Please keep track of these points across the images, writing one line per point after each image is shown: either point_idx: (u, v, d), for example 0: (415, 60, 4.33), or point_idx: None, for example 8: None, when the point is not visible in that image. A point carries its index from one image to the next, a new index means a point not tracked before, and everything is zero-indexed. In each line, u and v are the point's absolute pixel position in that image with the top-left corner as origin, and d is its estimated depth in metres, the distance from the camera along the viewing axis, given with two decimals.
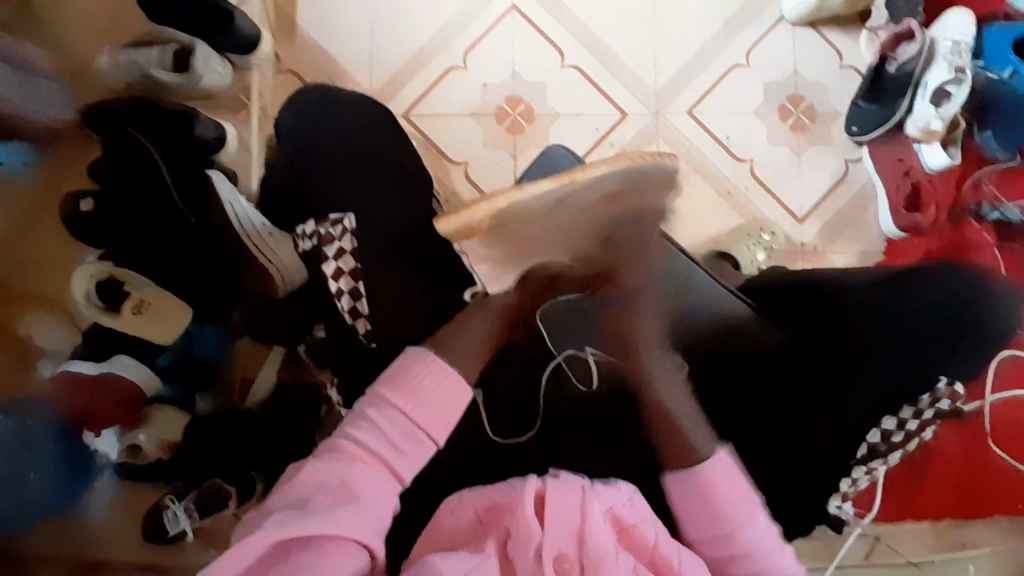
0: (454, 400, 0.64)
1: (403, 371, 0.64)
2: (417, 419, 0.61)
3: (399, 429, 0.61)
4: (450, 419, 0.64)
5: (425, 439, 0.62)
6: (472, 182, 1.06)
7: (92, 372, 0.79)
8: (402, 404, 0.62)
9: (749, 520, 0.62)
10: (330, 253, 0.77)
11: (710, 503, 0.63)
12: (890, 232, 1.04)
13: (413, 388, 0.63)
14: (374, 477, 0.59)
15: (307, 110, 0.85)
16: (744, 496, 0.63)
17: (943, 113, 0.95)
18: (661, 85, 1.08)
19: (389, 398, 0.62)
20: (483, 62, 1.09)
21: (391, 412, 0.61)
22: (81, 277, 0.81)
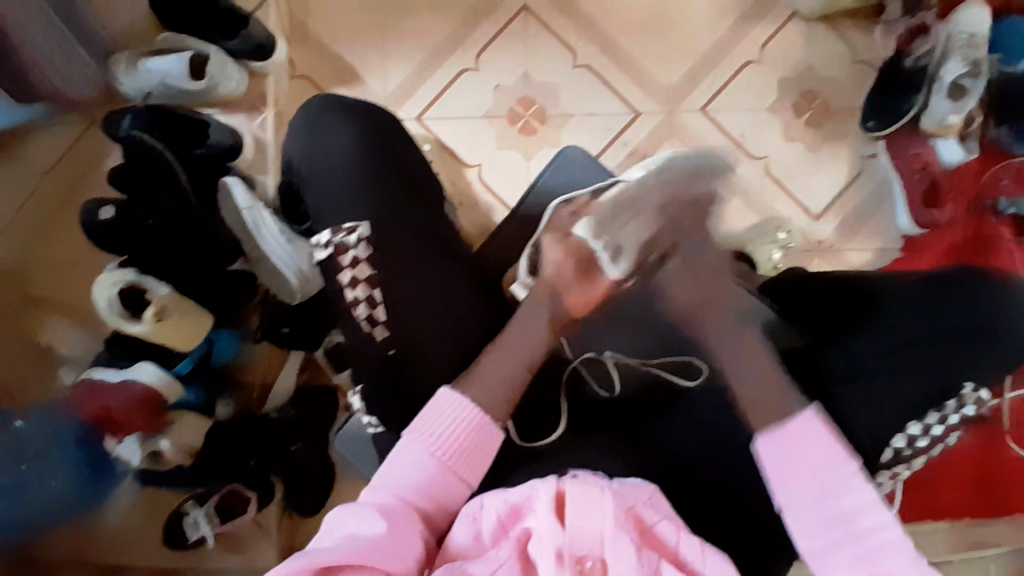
0: (486, 441, 0.59)
1: (430, 414, 0.59)
2: (447, 460, 0.57)
3: (429, 472, 0.57)
4: (483, 460, 0.59)
5: (457, 482, 0.57)
6: (486, 183, 1.07)
7: (113, 379, 0.82)
8: (432, 448, 0.57)
9: (841, 476, 0.58)
10: (342, 264, 0.62)
11: (805, 467, 0.59)
12: (907, 227, 1.03)
13: (441, 430, 0.58)
14: (408, 528, 0.53)
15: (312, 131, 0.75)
16: (833, 452, 0.59)
17: (961, 105, 0.94)
18: (673, 84, 1.08)
19: (420, 444, 0.58)
20: (495, 63, 1.09)
21: (421, 454, 0.57)
22: (103, 285, 0.83)
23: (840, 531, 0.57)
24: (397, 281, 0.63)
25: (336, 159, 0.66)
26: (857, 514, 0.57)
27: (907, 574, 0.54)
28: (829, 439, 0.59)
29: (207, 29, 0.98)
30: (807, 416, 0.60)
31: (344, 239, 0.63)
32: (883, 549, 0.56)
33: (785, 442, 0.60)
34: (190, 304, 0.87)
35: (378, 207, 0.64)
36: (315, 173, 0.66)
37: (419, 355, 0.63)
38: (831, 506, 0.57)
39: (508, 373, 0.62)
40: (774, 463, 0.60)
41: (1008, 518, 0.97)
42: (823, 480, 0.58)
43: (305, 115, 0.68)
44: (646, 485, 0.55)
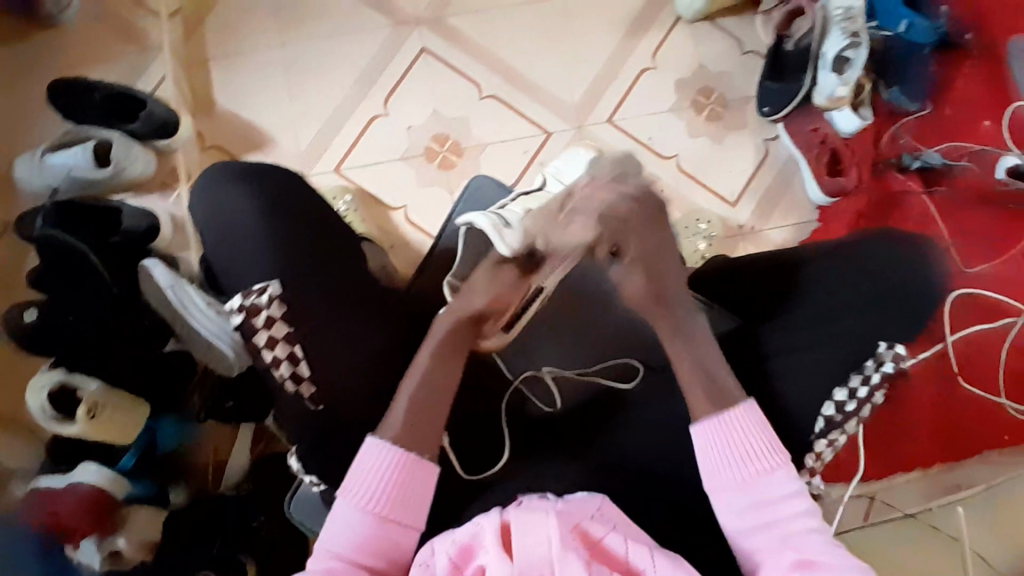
0: (419, 482, 0.60)
1: (357, 468, 0.60)
2: (381, 512, 0.58)
3: (363, 526, 0.58)
4: (420, 501, 0.60)
5: (397, 527, 0.58)
6: (413, 223, 1.08)
7: (58, 485, 0.80)
8: (365, 504, 0.58)
9: (767, 464, 0.61)
10: (257, 325, 0.61)
11: (730, 455, 0.62)
12: (819, 200, 1.07)
13: (370, 483, 0.59)
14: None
15: None
16: (759, 443, 0.62)
17: (846, 78, 1.00)
18: (578, 101, 1.11)
19: (352, 501, 0.58)
20: (404, 106, 1.11)
21: (352, 509, 0.58)
22: (33, 390, 0.81)
23: (767, 517, 0.59)
24: (315, 336, 0.62)
25: (238, 224, 0.64)
26: (781, 501, 0.60)
27: (828, 555, 0.56)
28: (760, 429, 0.62)
29: (105, 117, 0.98)
30: (745, 408, 0.63)
31: (255, 301, 0.61)
32: (807, 534, 0.58)
33: (713, 430, 0.63)
34: (125, 394, 0.86)
35: (291, 265, 0.63)
36: (221, 240, 0.65)
37: (350, 404, 0.64)
38: (758, 492, 0.60)
39: (429, 402, 0.63)
40: (705, 456, 0.63)
41: (976, 459, 0.99)
42: (749, 469, 0.61)
43: (203, 185, 0.67)
44: (594, 496, 0.58)
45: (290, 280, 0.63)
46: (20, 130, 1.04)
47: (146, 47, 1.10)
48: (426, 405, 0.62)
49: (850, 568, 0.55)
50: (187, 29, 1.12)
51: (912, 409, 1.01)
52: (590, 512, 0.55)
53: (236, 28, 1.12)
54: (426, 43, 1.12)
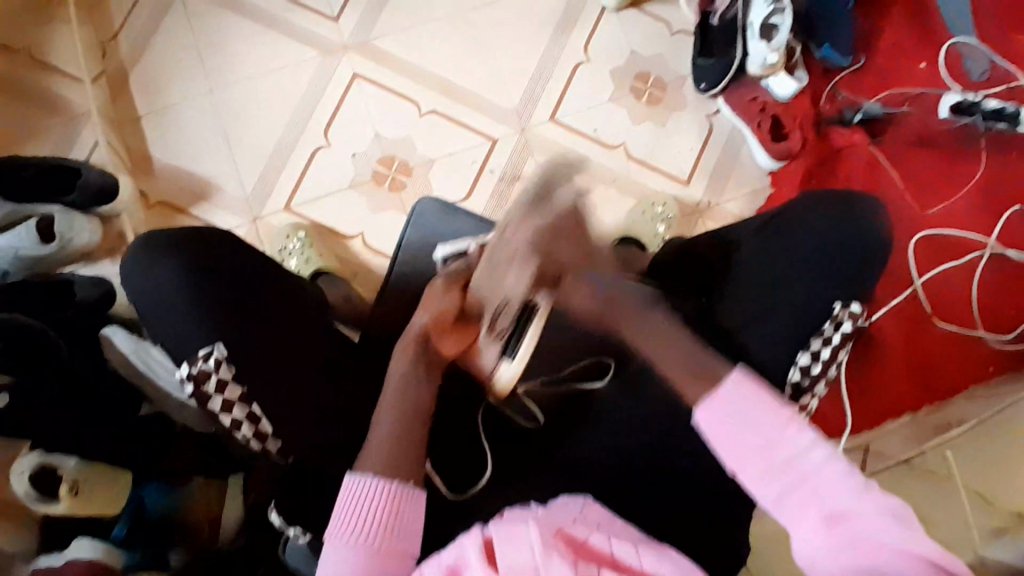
0: (407, 509, 0.56)
1: (341, 504, 0.56)
2: (371, 543, 0.54)
3: (355, 564, 0.53)
4: (412, 526, 0.56)
5: (389, 559, 0.54)
6: (373, 249, 1.07)
7: (55, 563, 0.78)
8: (352, 538, 0.54)
9: (776, 424, 0.54)
10: (208, 392, 0.60)
11: (733, 424, 0.55)
12: (768, 165, 1.07)
13: (355, 516, 0.55)
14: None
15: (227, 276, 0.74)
16: (761, 407, 0.55)
17: (775, 45, 1.02)
18: (517, 103, 1.11)
19: (339, 537, 0.54)
20: (345, 135, 1.10)
21: (340, 548, 0.54)
22: (15, 476, 0.79)
23: (791, 475, 0.53)
24: (270, 386, 0.62)
25: (169, 297, 0.63)
26: (801, 457, 0.53)
27: (858, 502, 0.50)
28: (759, 393, 0.56)
29: (39, 192, 0.96)
30: (736, 377, 0.57)
31: (202, 367, 0.60)
32: (837, 486, 0.52)
33: (715, 409, 0.56)
34: (103, 465, 0.85)
35: (230, 325, 0.62)
36: (156, 310, 0.64)
37: (318, 448, 0.62)
38: (773, 455, 0.53)
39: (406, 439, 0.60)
40: (711, 430, 0.56)
41: (962, 394, 1.01)
42: (760, 437, 0.54)
43: (130, 259, 0.65)
44: (577, 499, 0.59)
45: (233, 342, 0.62)
46: None
47: (74, 115, 1.08)
48: (402, 440, 0.60)
49: (886, 518, 0.49)
50: (114, 92, 1.11)
51: (888, 357, 1.03)
52: (573, 516, 0.54)
53: (164, 82, 1.11)
54: (358, 68, 1.12)
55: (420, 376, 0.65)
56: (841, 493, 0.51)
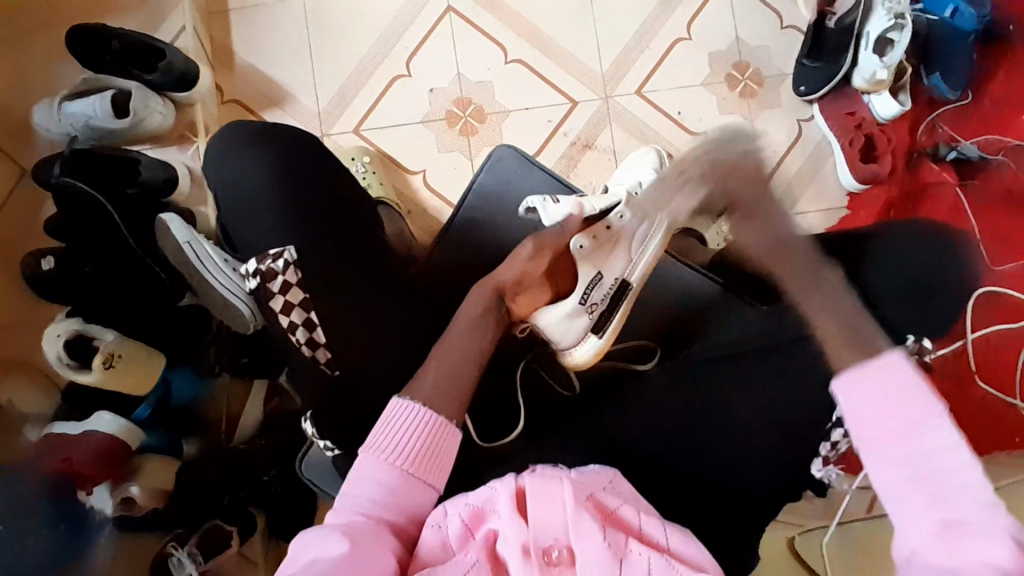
0: (442, 442, 0.58)
1: (387, 423, 0.57)
2: (406, 467, 0.56)
3: (389, 484, 0.55)
4: (442, 462, 0.57)
5: (420, 486, 0.56)
6: (432, 188, 1.06)
7: (74, 432, 0.82)
8: (391, 459, 0.56)
9: (928, 411, 0.49)
10: (273, 290, 0.62)
11: (882, 398, 0.51)
12: (851, 186, 1.03)
13: (399, 439, 0.56)
14: (376, 543, 0.51)
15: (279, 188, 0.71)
16: (915, 392, 0.50)
17: (888, 61, 0.96)
18: (606, 69, 1.08)
19: (380, 454, 0.56)
20: (427, 68, 1.08)
21: (376, 465, 0.56)
22: (52, 338, 0.81)
23: (926, 467, 0.48)
24: (331, 304, 0.63)
25: (251, 184, 0.66)
26: (942, 454, 0.48)
27: (991, 516, 0.45)
28: (916, 380, 0.51)
29: (121, 64, 0.96)
30: (892, 358, 0.52)
31: (270, 266, 0.62)
32: (974, 489, 0.47)
33: (866, 381, 0.52)
34: (136, 344, 0.85)
35: (303, 230, 0.64)
36: (234, 202, 0.66)
37: (364, 375, 0.62)
38: (917, 444, 0.49)
39: (451, 386, 0.60)
40: (851, 405, 0.52)
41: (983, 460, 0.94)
42: (911, 413, 0.50)
43: (218, 147, 0.68)
44: (606, 470, 0.58)
45: (305, 252, 0.64)
46: (38, 75, 1.03)
47: None
48: (446, 389, 0.60)
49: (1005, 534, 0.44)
50: None
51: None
52: (603, 483, 0.56)
53: None
54: (453, 2, 1.09)
55: (489, 324, 0.65)
56: (969, 503, 0.46)
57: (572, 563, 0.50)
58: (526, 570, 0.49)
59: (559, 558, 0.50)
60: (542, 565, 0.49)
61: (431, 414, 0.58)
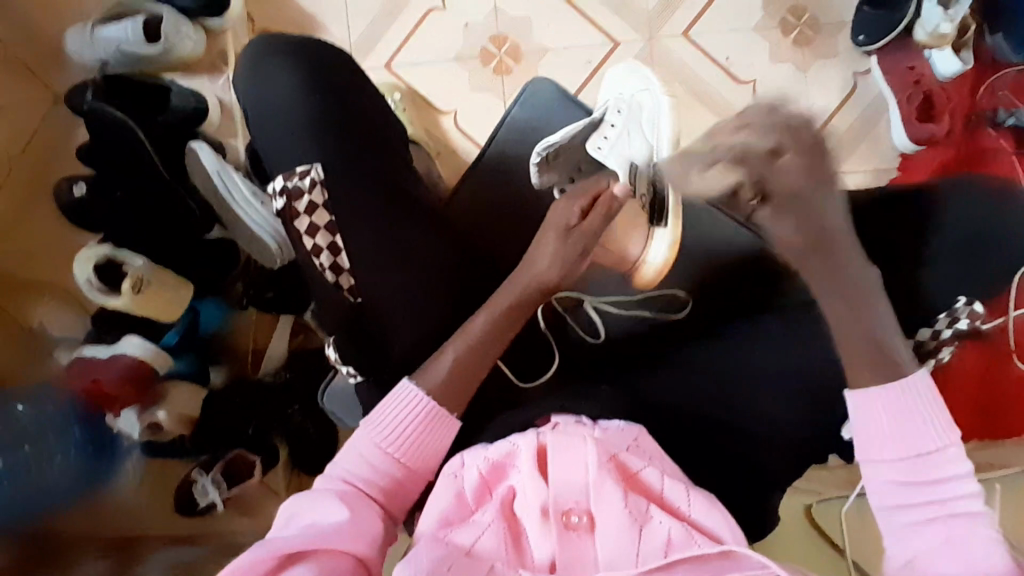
0: (440, 431, 0.58)
1: (387, 408, 0.57)
2: (396, 454, 0.56)
3: (380, 466, 0.56)
4: (438, 450, 0.58)
5: (410, 474, 0.56)
6: (462, 129, 1.03)
7: (103, 354, 0.84)
8: (384, 446, 0.56)
9: (938, 439, 0.52)
10: (299, 210, 0.61)
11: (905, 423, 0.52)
12: (904, 146, 0.97)
13: (395, 426, 0.57)
14: (368, 515, 0.52)
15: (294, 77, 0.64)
16: (932, 419, 0.52)
17: (952, 14, 0.90)
18: (652, 9, 1.02)
19: (374, 441, 0.56)
20: (463, 2, 1.03)
21: (372, 447, 0.56)
22: (82, 263, 0.81)
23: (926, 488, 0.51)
24: (358, 234, 0.61)
25: (279, 107, 0.63)
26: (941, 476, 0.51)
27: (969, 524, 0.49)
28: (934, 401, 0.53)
29: None
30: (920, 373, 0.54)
31: (297, 184, 0.61)
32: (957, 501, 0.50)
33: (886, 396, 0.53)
34: (165, 273, 0.85)
35: (329, 150, 0.62)
36: (260, 116, 0.64)
37: (389, 308, 0.62)
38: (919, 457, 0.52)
39: (481, 350, 0.60)
40: (873, 407, 0.54)
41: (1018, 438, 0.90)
42: (920, 443, 0.52)
43: (246, 62, 0.66)
44: (632, 427, 0.57)
45: (333, 169, 0.62)
46: None
47: None
48: (463, 369, 0.59)
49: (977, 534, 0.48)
50: None
51: None
52: (626, 442, 0.54)
53: None
54: None
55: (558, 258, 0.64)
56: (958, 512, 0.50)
57: (590, 530, 0.49)
58: (542, 530, 0.49)
59: (578, 522, 0.49)
60: (560, 527, 0.49)
61: (467, 361, 0.59)
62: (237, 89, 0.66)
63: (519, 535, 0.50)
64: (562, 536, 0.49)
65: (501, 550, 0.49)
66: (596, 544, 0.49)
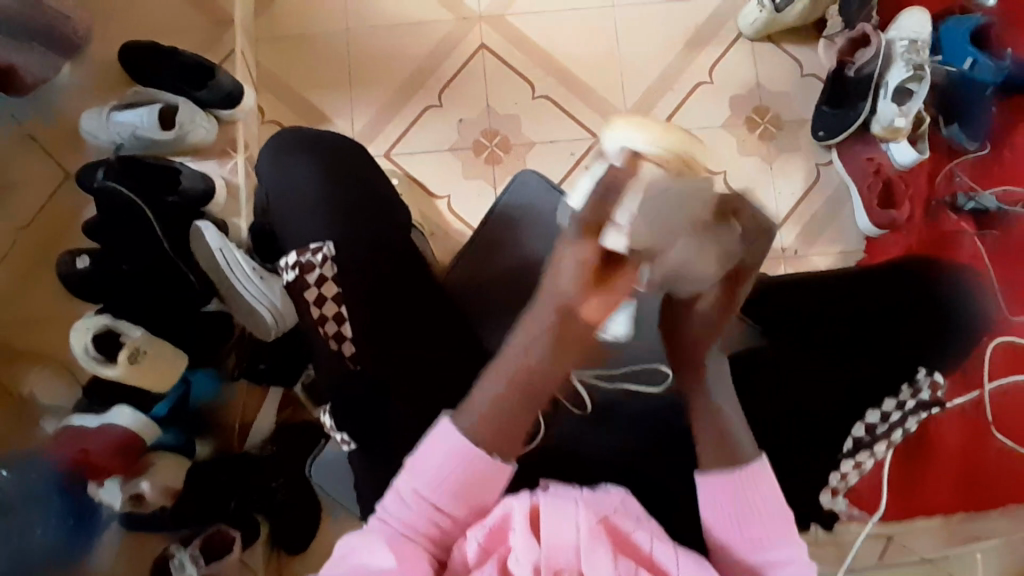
0: (488, 479, 0.55)
1: (427, 452, 0.56)
2: (440, 502, 0.55)
3: (425, 511, 0.55)
4: (487, 497, 0.56)
5: (456, 517, 0.56)
6: (455, 213, 1.09)
7: (92, 424, 0.84)
8: (428, 492, 0.55)
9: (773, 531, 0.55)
10: (308, 282, 0.66)
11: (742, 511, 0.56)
12: (867, 229, 1.05)
13: (436, 475, 0.55)
14: (411, 560, 0.53)
15: (306, 158, 0.71)
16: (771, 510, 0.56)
17: (905, 110, 0.99)
18: (630, 108, 1.12)
19: (416, 488, 0.56)
20: (458, 99, 1.13)
21: (415, 491, 0.56)
22: (80, 332, 0.83)
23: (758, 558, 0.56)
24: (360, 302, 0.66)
25: (294, 187, 0.70)
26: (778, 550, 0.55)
27: None
28: (774, 495, 0.56)
29: (178, 82, 1.03)
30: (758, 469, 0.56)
31: (310, 259, 0.66)
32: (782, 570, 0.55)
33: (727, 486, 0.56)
34: (163, 343, 0.88)
35: (336, 224, 0.68)
36: (277, 192, 0.71)
37: (384, 374, 0.65)
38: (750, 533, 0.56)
39: (500, 413, 0.55)
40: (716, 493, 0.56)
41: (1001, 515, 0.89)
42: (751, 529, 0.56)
43: (268, 149, 0.73)
44: (616, 490, 0.59)
45: (342, 244, 0.67)
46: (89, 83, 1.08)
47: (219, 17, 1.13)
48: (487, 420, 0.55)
49: None
50: (258, 7, 1.17)
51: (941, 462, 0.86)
52: (614, 505, 0.56)
53: (306, 12, 1.17)
54: (486, 40, 1.14)
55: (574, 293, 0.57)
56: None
57: None
58: None
59: None
60: None
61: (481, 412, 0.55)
62: (256, 167, 0.74)
63: None
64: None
65: None
66: None
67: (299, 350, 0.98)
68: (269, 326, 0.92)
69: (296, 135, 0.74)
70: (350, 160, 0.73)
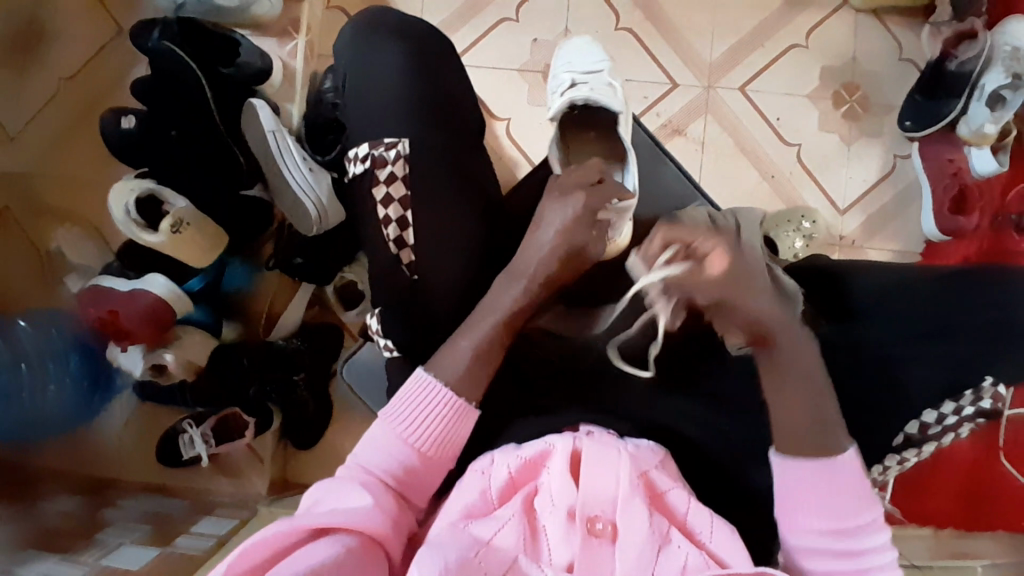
0: (458, 423, 0.58)
1: (407, 400, 0.57)
2: (417, 445, 0.56)
3: (399, 456, 0.56)
4: (454, 446, 0.58)
5: (428, 463, 0.57)
6: (513, 138, 1.05)
7: (122, 288, 0.82)
8: (405, 435, 0.56)
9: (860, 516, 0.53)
10: (379, 179, 0.63)
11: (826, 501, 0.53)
12: (931, 234, 1.02)
13: (416, 417, 0.57)
14: (391, 503, 0.53)
15: (389, 49, 0.67)
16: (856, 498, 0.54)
17: (997, 115, 0.93)
18: (715, 59, 1.06)
19: (394, 432, 0.56)
20: (536, 17, 1.06)
21: (392, 436, 0.57)
22: (121, 190, 0.80)
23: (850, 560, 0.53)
24: (425, 211, 0.63)
25: (373, 77, 0.66)
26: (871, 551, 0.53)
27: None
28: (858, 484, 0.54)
29: None
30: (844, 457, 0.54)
31: (381, 154, 0.63)
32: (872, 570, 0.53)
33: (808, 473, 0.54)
34: (202, 221, 0.85)
35: (412, 125, 0.64)
36: (354, 78, 0.67)
37: (441, 288, 0.63)
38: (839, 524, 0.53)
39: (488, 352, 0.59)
40: (793, 480, 0.54)
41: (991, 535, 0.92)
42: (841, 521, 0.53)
43: (350, 32, 0.69)
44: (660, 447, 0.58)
45: (416, 146, 0.63)
46: None
47: None
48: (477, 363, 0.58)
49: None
50: None
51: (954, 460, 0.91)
52: (656, 460, 0.55)
53: None
54: None
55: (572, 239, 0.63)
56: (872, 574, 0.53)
57: (612, 539, 0.50)
58: (565, 532, 0.50)
59: (600, 530, 0.50)
60: (584, 532, 0.50)
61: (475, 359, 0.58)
62: (335, 46, 0.70)
63: (537, 530, 0.51)
64: (584, 541, 0.49)
65: (517, 546, 0.49)
66: (615, 553, 0.49)
67: (339, 253, 0.95)
68: (309, 228, 0.89)
69: (378, 20, 0.68)
70: (430, 60, 0.68)
